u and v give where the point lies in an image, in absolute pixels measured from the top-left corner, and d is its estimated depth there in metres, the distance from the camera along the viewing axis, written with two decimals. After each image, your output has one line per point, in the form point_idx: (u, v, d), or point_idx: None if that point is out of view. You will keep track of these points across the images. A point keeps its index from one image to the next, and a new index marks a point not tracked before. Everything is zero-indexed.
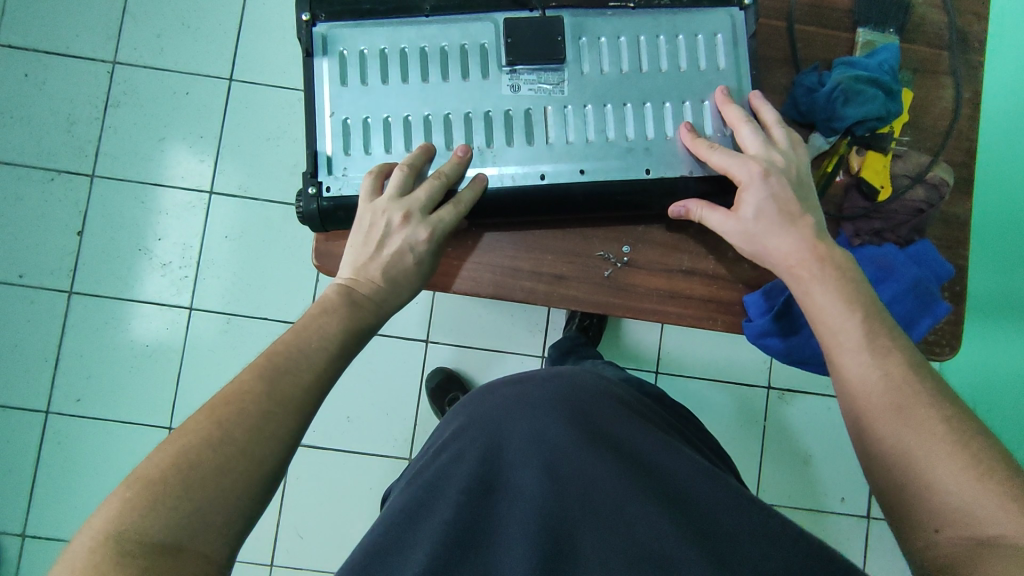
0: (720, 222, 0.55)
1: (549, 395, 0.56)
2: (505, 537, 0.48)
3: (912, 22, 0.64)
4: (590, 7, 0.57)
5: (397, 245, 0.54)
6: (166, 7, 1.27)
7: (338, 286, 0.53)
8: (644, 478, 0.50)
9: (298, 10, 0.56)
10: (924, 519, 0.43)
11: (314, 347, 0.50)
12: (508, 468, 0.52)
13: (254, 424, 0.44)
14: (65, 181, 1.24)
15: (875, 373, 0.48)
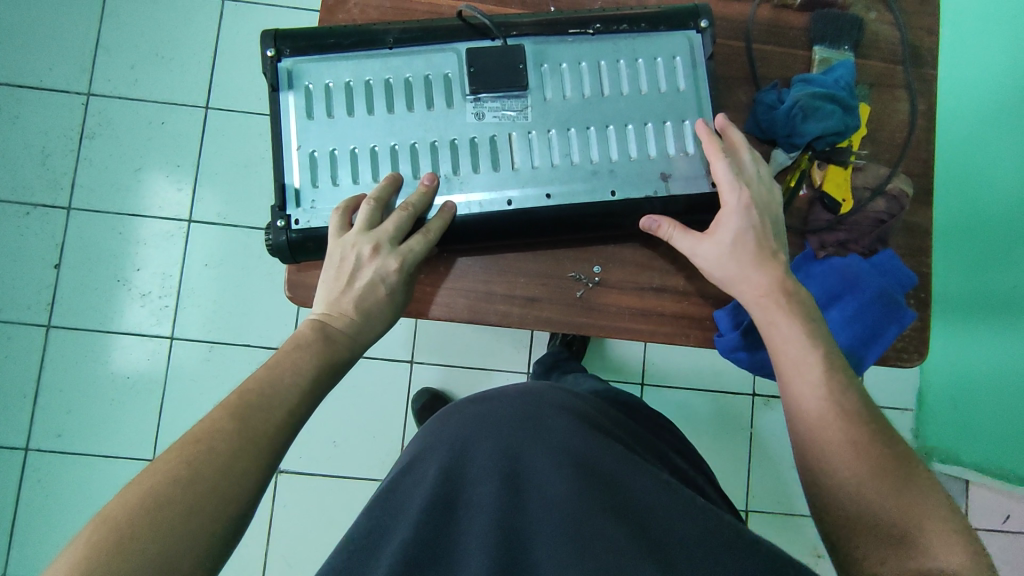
0: (694, 249, 0.56)
1: (515, 413, 0.57)
2: (466, 553, 0.48)
3: (865, 39, 0.66)
4: (551, 35, 0.59)
5: (368, 277, 0.55)
6: (140, 38, 1.28)
7: (312, 321, 0.54)
8: (604, 495, 0.49)
9: (263, 46, 0.57)
10: (873, 549, 0.46)
11: (287, 382, 0.50)
12: (469, 486, 0.52)
13: (226, 458, 0.44)
14: (41, 214, 1.23)
15: (829, 400, 0.50)
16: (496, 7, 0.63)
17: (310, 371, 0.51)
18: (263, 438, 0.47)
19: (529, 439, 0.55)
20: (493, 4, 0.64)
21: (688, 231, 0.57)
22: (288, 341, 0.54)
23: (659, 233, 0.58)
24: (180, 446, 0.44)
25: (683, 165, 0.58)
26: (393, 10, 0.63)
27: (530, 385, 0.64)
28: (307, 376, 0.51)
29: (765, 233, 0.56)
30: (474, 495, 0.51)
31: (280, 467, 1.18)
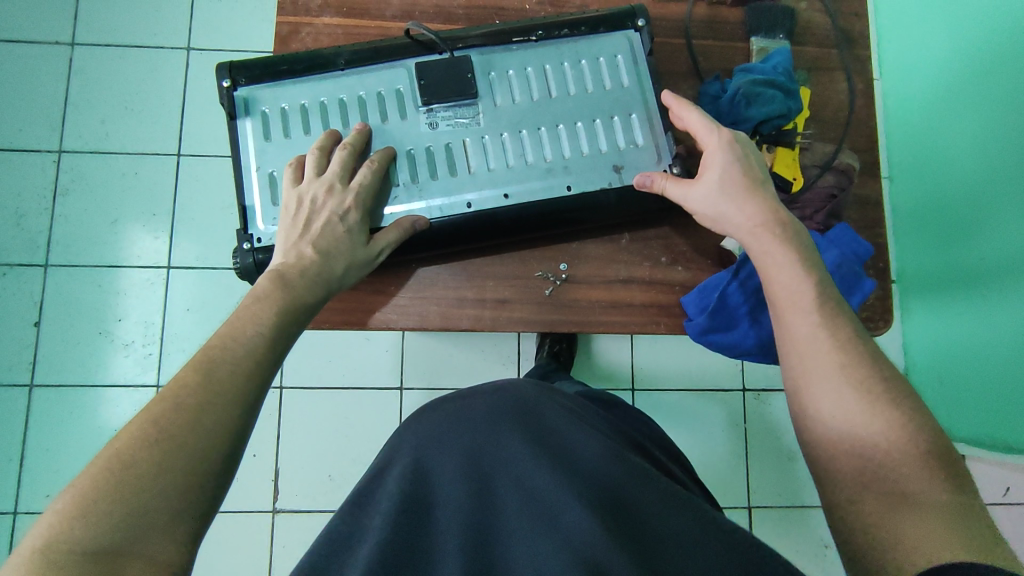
0: (684, 196, 0.57)
1: (492, 407, 0.59)
2: (442, 548, 0.50)
3: (799, 27, 0.69)
4: (496, 44, 0.61)
5: (324, 216, 0.55)
6: (108, 93, 1.30)
7: (271, 271, 0.53)
8: (577, 484, 0.50)
9: (220, 78, 0.59)
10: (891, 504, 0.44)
11: (250, 333, 0.50)
12: (445, 484, 0.54)
13: (191, 423, 0.44)
14: (18, 274, 1.23)
15: (823, 332, 0.50)
16: (443, 26, 0.66)
17: (271, 318, 0.51)
18: (229, 392, 0.46)
19: (504, 431, 0.57)
20: (441, 23, 0.66)
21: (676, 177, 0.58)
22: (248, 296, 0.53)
23: (654, 188, 0.58)
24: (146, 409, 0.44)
25: (634, 156, 0.60)
26: (344, 36, 0.65)
27: (505, 382, 0.65)
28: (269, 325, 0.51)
29: (750, 163, 0.57)
30: (450, 495, 0.53)
31: (276, 507, 1.16)
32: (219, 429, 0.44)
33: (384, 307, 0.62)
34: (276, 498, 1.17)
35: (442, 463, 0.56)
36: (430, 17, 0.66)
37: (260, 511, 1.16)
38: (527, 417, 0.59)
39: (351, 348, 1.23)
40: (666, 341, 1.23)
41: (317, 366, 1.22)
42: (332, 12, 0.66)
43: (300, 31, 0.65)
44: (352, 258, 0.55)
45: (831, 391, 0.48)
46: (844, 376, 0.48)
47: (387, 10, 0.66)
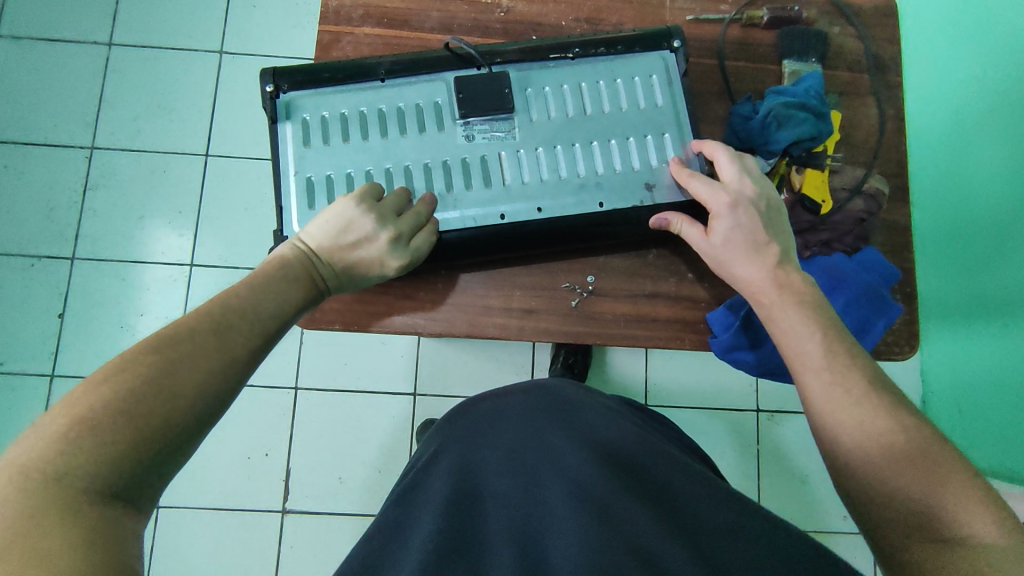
0: (697, 248, 0.59)
1: (532, 410, 0.62)
2: (492, 536, 0.51)
3: (832, 51, 0.70)
4: (534, 61, 0.63)
5: (367, 253, 0.55)
6: (142, 92, 1.33)
7: (298, 250, 0.53)
8: (621, 473, 0.53)
9: (263, 83, 0.61)
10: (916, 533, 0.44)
11: (269, 307, 0.49)
12: (491, 480, 0.56)
13: (195, 374, 0.42)
14: (46, 265, 1.26)
15: (834, 391, 0.51)
16: (481, 39, 0.67)
17: (287, 298, 0.50)
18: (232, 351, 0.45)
19: (546, 429, 0.59)
20: (479, 36, 0.68)
21: (695, 225, 0.59)
22: (265, 267, 0.51)
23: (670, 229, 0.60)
24: (156, 344, 0.42)
25: (666, 174, 0.61)
26: (384, 46, 0.67)
27: (542, 384, 0.69)
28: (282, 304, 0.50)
29: (756, 230, 0.57)
30: (497, 486, 0.55)
31: (286, 507, 1.17)
32: (218, 391, 0.44)
33: (412, 313, 0.63)
34: (287, 498, 1.17)
35: (486, 459, 0.58)
36: (468, 30, 0.68)
37: (270, 510, 1.16)
38: (568, 417, 0.61)
39: (367, 352, 1.24)
40: (682, 358, 1.22)
41: (332, 369, 1.23)
42: (373, 22, 0.67)
43: (341, 40, 0.67)
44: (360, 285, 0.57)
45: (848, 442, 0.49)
46: (861, 431, 0.48)
47: (427, 22, 0.68)
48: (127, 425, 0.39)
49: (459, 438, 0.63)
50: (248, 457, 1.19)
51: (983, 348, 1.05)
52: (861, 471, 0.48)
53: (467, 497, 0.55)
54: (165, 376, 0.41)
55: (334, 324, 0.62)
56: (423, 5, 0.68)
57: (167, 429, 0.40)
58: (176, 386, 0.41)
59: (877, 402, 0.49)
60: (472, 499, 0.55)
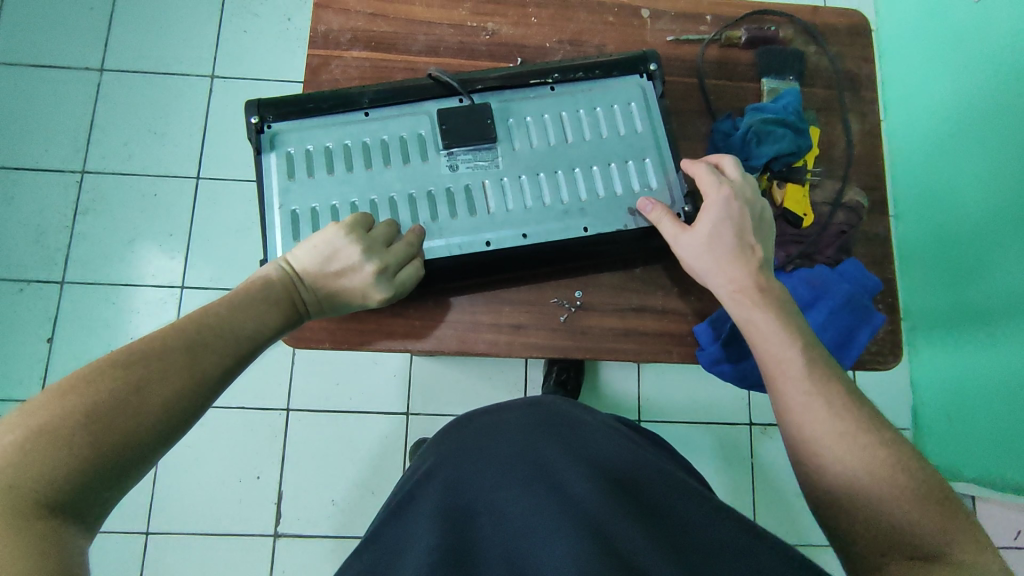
0: (674, 238, 0.59)
1: (526, 425, 0.63)
2: (487, 552, 0.52)
3: (808, 69, 0.72)
4: (515, 92, 0.64)
5: (351, 284, 0.55)
6: (133, 117, 1.34)
7: (283, 274, 0.54)
8: (613, 486, 0.53)
9: (247, 114, 0.61)
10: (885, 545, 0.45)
11: (248, 330, 0.50)
12: (486, 496, 0.57)
13: (156, 394, 0.43)
14: (35, 290, 1.25)
15: (814, 400, 0.51)
16: (466, 61, 0.69)
17: (265, 323, 0.51)
18: (197, 374, 0.45)
19: (542, 445, 0.60)
20: (465, 58, 0.69)
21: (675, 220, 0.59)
22: (250, 288, 0.52)
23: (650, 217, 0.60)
24: (130, 356, 0.43)
25: (648, 199, 0.62)
26: (371, 68, 0.68)
27: (536, 402, 0.70)
28: (252, 326, 0.50)
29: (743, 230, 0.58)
30: (491, 501, 0.56)
31: (278, 531, 1.16)
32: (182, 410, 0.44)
33: (402, 331, 0.63)
34: (279, 521, 1.16)
35: (480, 475, 0.59)
36: (455, 53, 0.69)
37: (261, 535, 1.15)
38: (562, 430, 0.62)
39: (359, 372, 1.24)
40: (673, 373, 1.23)
41: (324, 390, 1.22)
42: (360, 45, 0.69)
43: (329, 63, 0.68)
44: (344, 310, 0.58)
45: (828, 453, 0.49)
46: (842, 441, 0.49)
47: (414, 45, 0.69)
48: (87, 438, 0.39)
49: (454, 455, 0.64)
50: (240, 481, 1.18)
51: (972, 357, 1.06)
52: (839, 480, 0.48)
53: (461, 514, 0.55)
54: (128, 398, 0.42)
55: (324, 343, 0.62)
56: (410, 29, 0.69)
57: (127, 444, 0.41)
58: (134, 407, 0.42)
59: (852, 414, 0.50)
60: (466, 515, 0.55)
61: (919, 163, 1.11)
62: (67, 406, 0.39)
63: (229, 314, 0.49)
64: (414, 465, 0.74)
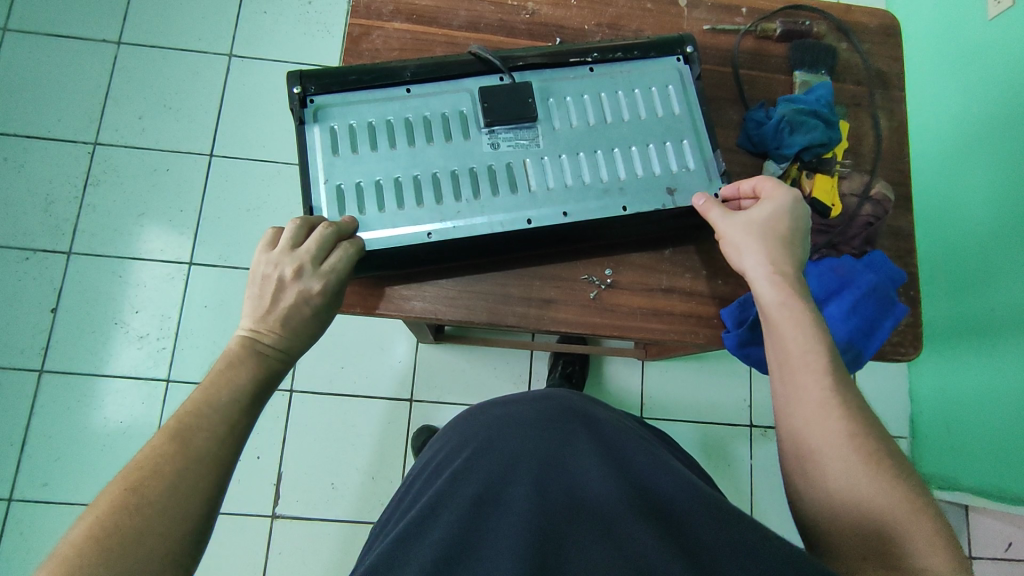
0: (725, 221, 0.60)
1: (540, 417, 0.61)
2: (494, 548, 0.50)
3: (839, 65, 0.74)
4: (555, 73, 0.65)
5: (291, 298, 0.54)
6: (149, 91, 1.34)
7: (242, 337, 0.53)
8: (628, 491, 0.52)
9: (289, 84, 0.61)
10: (856, 546, 0.48)
11: (269, 355, 0.53)
12: (499, 489, 0.55)
13: (199, 435, 0.46)
14: (41, 259, 1.24)
15: (830, 400, 0.52)
16: (506, 39, 0.70)
17: (276, 345, 0.53)
18: (214, 458, 0.46)
19: (556, 441, 0.58)
20: (504, 36, 0.70)
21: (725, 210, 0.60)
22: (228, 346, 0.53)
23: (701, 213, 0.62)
24: (172, 418, 0.46)
25: (686, 181, 0.63)
26: (412, 41, 0.69)
27: (553, 391, 0.66)
28: (246, 394, 0.50)
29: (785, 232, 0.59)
30: (502, 495, 0.54)
31: (276, 512, 1.15)
32: (231, 440, 0.48)
33: (435, 300, 0.63)
34: (277, 503, 1.15)
35: (493, 464, 0.57)
36: (494, 30, 0.70)
37: (259, 516, 1.14)
38: (584, 428, 0.60)
39: (364, 356, 1.23)
40: (678, 371, 1.24)
41: (328, 373, 1.22)
42: (402, 18, 0.69)
43: (370, 33, 0.69)
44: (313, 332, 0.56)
45: (831, 454, 0.50)
46: (848, 447, 0.50)
47: (454, 20, 0.70)
48: (158, 489, 0.43)
49: (465, 441, 0.63)
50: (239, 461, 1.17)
51: (976, 366, 1.06)
52: (840, 485, 0.49)
53: (472, 506, 0.54)
54: (179, 448, 0.45)
55: (355, 308, 0.63)
56: (451, 5, 0.70)
57: (193, 482, 0.44)
58: (170, 510, 0.42)
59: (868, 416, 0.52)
60: (477, 506, 0.54)
61: (931, 171, 1.12)
62: (135, 476, 0.43)
63: (250, 368, 0.51)
64: (423, 453, 0.73)
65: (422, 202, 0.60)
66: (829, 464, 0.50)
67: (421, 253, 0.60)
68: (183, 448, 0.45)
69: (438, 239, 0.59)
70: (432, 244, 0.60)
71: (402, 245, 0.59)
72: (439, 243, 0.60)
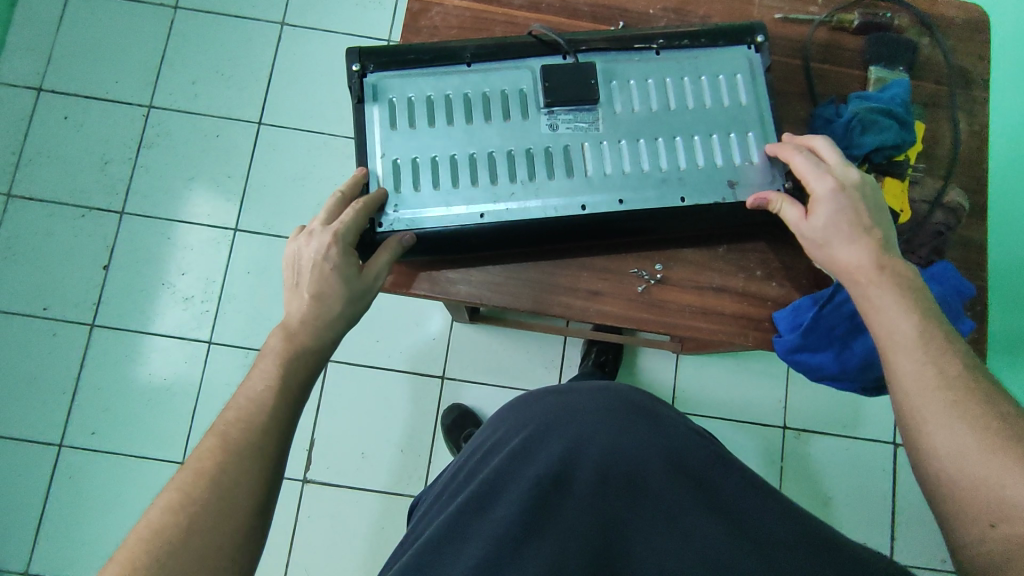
0: (795, 225, 0.58)
1: (604, 402, 0.59)
2: (562, 536, 0.51)
3: (920, 61, 0.69)
4: (619, 55, 0.63)
5: (309, 260, 0.55)
6: (203, 56, 1.35)
7: (283, 326, 0.54)
8: (696, 490, 0.53)
9: (349, 62, 0.61)
10: (977, 513, 0.44)
11: (312, 344, 0.54)
12: (563, 476, 0.54)
13: (239, 431, 0.49)
14: (96, 217, 1.28)
15: (930, 375, 0.49)
16: (568, 20, 0.68)
17: (314, 324, 0.54)
18: (255, 452, 0.48)
19: (621, 430, 0.57)
20: (565, 17, 0.68)
21: (792, 207, 0.58)
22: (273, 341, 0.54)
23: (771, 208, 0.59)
24: (219, 421, 0.49)
25: (749, 175, 0.61)
26: (471, 19, 0.68)
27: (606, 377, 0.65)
28: (284, 382, 0.52)
29: (857, 218, 0.55)
30: (568, 482, 0.54)
31: (307, 477, 1.18)
32: (274, 431, 0.50)
33: (482, 284, 0.63)
34: (309, 467, 1.18)
35: (555, 448, 0.56)
36: (556, 11, 0.68)
37: (292, 478, 1.17)
38: (648, 417, 0.59)
39: (400, 331, 1.25)
40: (715, 367, 1.21)
41: (364, 345, 1.24)
42: None
43: (429, 9, 0.68)
44: (345, 291, 0.55)
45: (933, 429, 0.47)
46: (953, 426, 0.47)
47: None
48: (204, 489, 0.46)
49: (519, 420, 0.61)
50: None
51: None
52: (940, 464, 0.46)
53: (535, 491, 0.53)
54: (222, 448, 0.48)
55: (401, 289, 0.63)
56: None
57: (237, 478, 0.47)
58: (217, 506, 0.45)
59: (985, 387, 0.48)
60: (541, 492, 0.53)
61: None
62: (186, 478, 0.46)
63: (290, 358, 0.53)
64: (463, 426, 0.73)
65: (476, 182, 0.59)
66: (933, 435, 0.47)
67: (471, 237, 0.59)
68: (227, 446, 0.48)
69: (489, 221, 0.59)
70: (484, 226, 0.59)
71: (454, 227, 0.59)
72: (490, 225, 0.59)
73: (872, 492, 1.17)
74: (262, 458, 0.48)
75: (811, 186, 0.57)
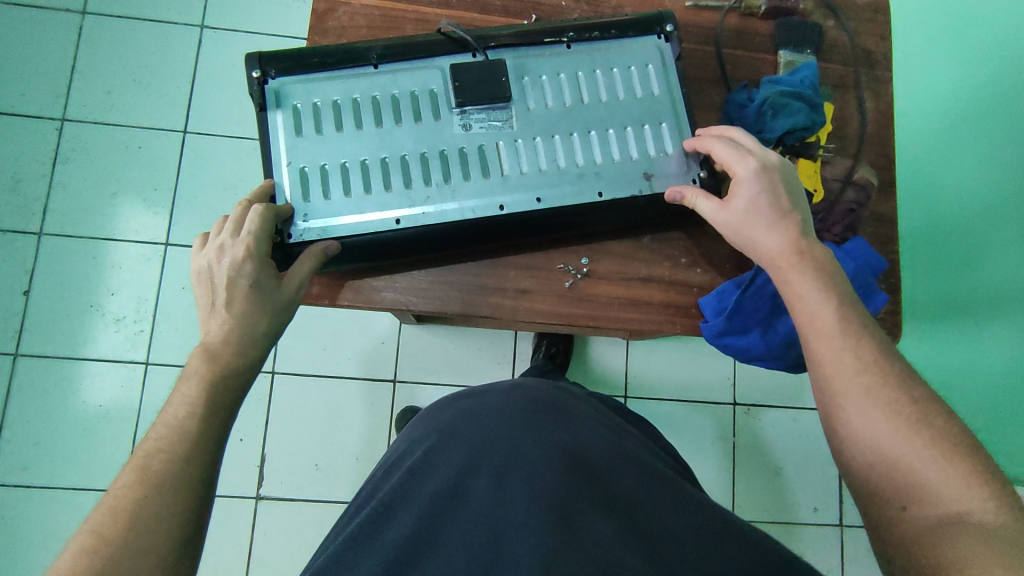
0: (713, 218, 0.58)
1: (508, 405, 0.59)
2: (454, 542, 0.51)
3: (826, 43, 0.71)
4: (529, 50, 0.62)
5: (223, 278, 0.53)
6: (117, 64, 1.28)
7: (202, 345, 0.52)
8: (590, 485, 0.52)
9: (249, 68, 0.58)
10: (892, 496, 0.46)
11: (235, 361, 0.51)
12: (459, 482, 0.54)
13: (157, 462, 0.46)
14: (11, 240, 1.21)
15: (845, 360, 0.50)
16: (480, 16, 0.67)
17: (237, 339, 0.52)
18: (176, 482, 0.46)
19: (521, 430, 0.57)
20: (477, 13, 0.67)
21: (707, 201, 0.58)
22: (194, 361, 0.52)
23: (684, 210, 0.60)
24: (139, 452, 0.47)
25: (664, 165, 0.61)
26: (380, 18, 0.66)
27: (525, 382, 0.65)
28: (205, 404, 0.49)
29: (778, 198, 0.56)
30: (463, 487, 0.54)
31: (260, 494, 1.14)
32: (195, 457, 0.47)
33: (406, 290, 0.62)
34: (261, 484, 1.15)
35: (455, 455, 0.56)
36: (467, 6, 0.67)
37: (243, 498, 1.14)
38: (553, 417, 0.58)
39: (346, 338, 1.22)
40: (664, 351, 1.23)
41: (309, 355, 1.20)
42: None
43: (336, 9, 0.65)
44: (268, 304, 0.53)
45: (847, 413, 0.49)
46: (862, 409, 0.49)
47: None
48: (120, 528, 0.43)
49: (432, 430, 0.61)
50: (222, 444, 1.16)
51: None
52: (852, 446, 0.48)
53: (432, 500, 0.53)
54: (140, 482, 0.45)
55: (323, 300, 0.61)
56: None
57: (154, 513, 0.44)
58: (134, 545, 0.43)
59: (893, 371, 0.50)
60: (437, 500, 0.53)
61: None
62: (101, 519, 0.44)
63: (212, 378, 0.50)
64: (401, 437, 0.73)
65: (390, 188, 0.58)
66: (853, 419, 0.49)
67: (390, 245, 0.58)
68: (145, 479, 0.45)
69: (406, 225, 0.58)
70: (401, 232, 0.58)
71: (371, 234, 0.57)
72: (408, 230, 0.58)
73: (819, 460, 1.21)
74: (179, 488, 0.45)
75: (733, 169, 0.58)
